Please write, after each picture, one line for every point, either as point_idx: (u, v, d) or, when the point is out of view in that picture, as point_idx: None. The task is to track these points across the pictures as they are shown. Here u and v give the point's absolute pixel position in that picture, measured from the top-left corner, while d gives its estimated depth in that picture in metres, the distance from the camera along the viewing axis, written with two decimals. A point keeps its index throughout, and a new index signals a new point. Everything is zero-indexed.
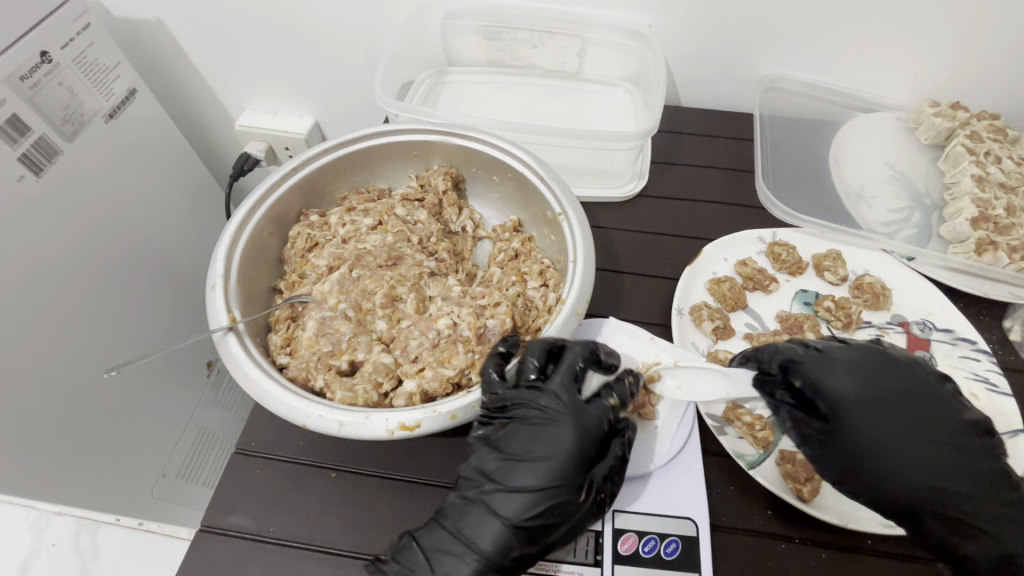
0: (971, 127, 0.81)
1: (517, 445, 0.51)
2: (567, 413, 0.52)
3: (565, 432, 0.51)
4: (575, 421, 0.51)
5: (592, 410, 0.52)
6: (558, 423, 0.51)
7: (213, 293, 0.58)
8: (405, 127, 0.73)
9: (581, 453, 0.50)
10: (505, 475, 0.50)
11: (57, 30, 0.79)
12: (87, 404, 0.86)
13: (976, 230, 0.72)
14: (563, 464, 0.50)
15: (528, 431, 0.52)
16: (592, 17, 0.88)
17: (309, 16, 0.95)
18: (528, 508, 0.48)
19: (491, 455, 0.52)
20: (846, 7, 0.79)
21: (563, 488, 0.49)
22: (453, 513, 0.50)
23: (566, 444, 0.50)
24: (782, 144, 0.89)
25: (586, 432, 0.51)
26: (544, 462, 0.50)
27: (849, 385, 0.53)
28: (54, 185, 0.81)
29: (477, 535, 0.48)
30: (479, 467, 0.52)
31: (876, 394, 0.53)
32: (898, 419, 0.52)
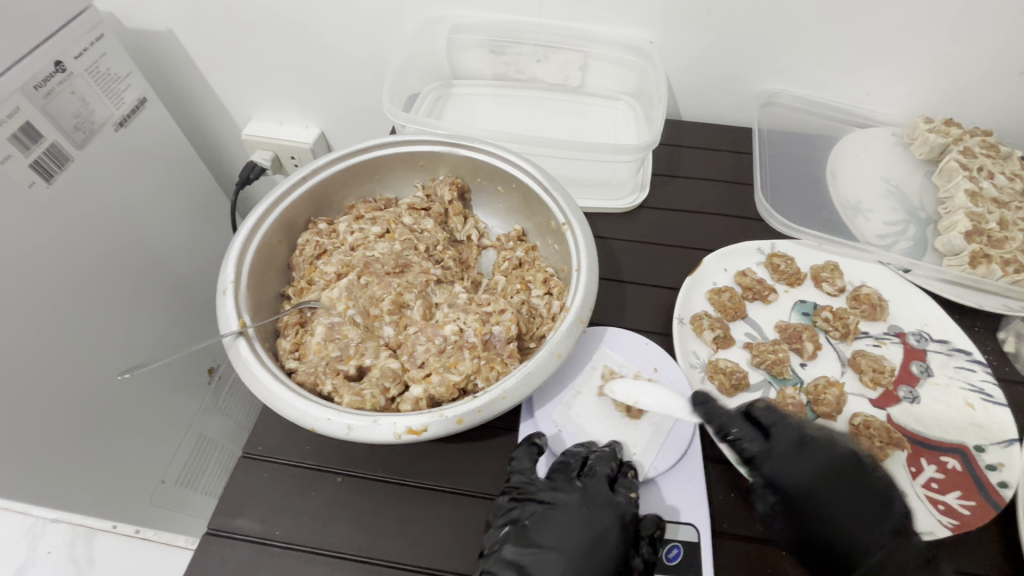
0: (964, 143, 0.83)
1: (552, 538, 0.52)
2: (602, 504, 0.54)
3: (603, 529, 0.53)
4: (609, 515, 0.53)
5: (628, 504, 0.55)
6: (594, 518, 0.53)
7: (224, 299, 0.59)
8: (412, 139, 0.75)
9: (618, 547, 0.52)
10: (536, 570, 0.51)
11: (71, 39, 0.81)
12: (94, 407, 0.87)
13: (970, 243, 0.73)
14: (599, 559, 0.51)
15: (562, 524, 0.53)
16: (595, 33, 0.91)
17: (320, 25, 0.96)
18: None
19: (520, 546, 0.52)
20: (840, 26, 0.82)
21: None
22: None
23: (606, 541, 0.52)
24: (780, 158, 0.90)
25: (626, 530, 0.53)
26: (578, 557, 0.51)
27: (802, 474, 0.54)
28: (63, 193, 0.82)
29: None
30: (511, 559, 0.51)
31: (831, 484, 0.54)
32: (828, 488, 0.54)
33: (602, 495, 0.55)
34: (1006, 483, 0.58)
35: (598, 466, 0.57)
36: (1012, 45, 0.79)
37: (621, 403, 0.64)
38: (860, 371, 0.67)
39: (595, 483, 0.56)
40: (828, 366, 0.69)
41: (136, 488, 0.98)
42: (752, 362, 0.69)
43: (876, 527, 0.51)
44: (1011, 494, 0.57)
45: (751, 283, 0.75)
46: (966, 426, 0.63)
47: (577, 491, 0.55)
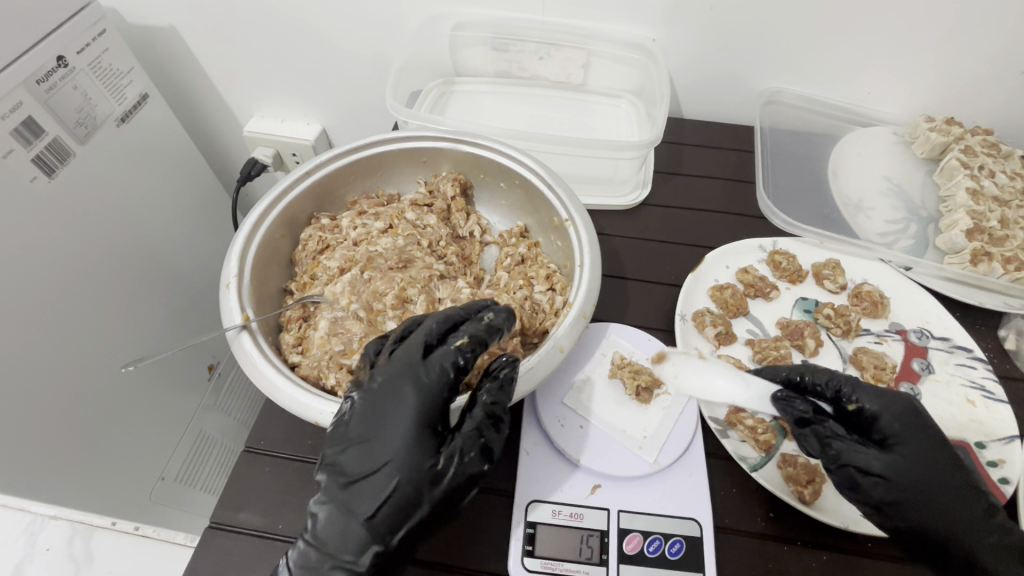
0: (965, 142, 0.84)
1: (361, 427, 0.50)
2: (403, 376, 0.51)
3: (407, 401, 0.50)
4: (414, 388, 0.50)
5: (430, 373, 0.51)
6: (398, 397, 0.50)
7: (227, 292, 0.59)
8: (415, 135, 0.75)
9: (420, 417, 0.49)
10: (350, 463, 0.49)
11: (73, 35, 0.81)
12: (95, 401, 0.88)
13: (971, 241, 0.74)
14: (400, 439, 0.49)
15: (369, 409, 0.50)
16: (598, 31, 0.91)
17: (322, 22, 0.96)
18: (379, 483, 0.48)
19: (338, 443, 0.50)
20: (842, 25, 0.82)
21: (405, 456, 0.48)
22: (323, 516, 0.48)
23: (404, 418, 0.49)
24: (781, 156, 0.91)
25: (426, 400, 0.50)
26: (382, 439, 0.49)
27: (908, 422, 0.53)
28: (65, 187, 0.82)
29: (342, 535, 0.47)
30: (328, 458, 0.50)
31: (926, 449, 0.53)
32: (929, 456, 0.52)
33: (401, 367, 0.51)
34: (1006, 480, 0.58)
35: (416, 339, 0.53)
36: (1012, 45, 0.80)
37: (630, 386, 0.63)
38: (862, 368, 0.68)
39: (407, 355, 0.52)
40: (830, 363, 0.69)
41: (136, 484, 0.98)
42: (754, 358, 0.69)
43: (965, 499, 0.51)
44: (1011, 490, 0.58)
45: (755, 280, 0.75)
46: (967, 423, 0.63)
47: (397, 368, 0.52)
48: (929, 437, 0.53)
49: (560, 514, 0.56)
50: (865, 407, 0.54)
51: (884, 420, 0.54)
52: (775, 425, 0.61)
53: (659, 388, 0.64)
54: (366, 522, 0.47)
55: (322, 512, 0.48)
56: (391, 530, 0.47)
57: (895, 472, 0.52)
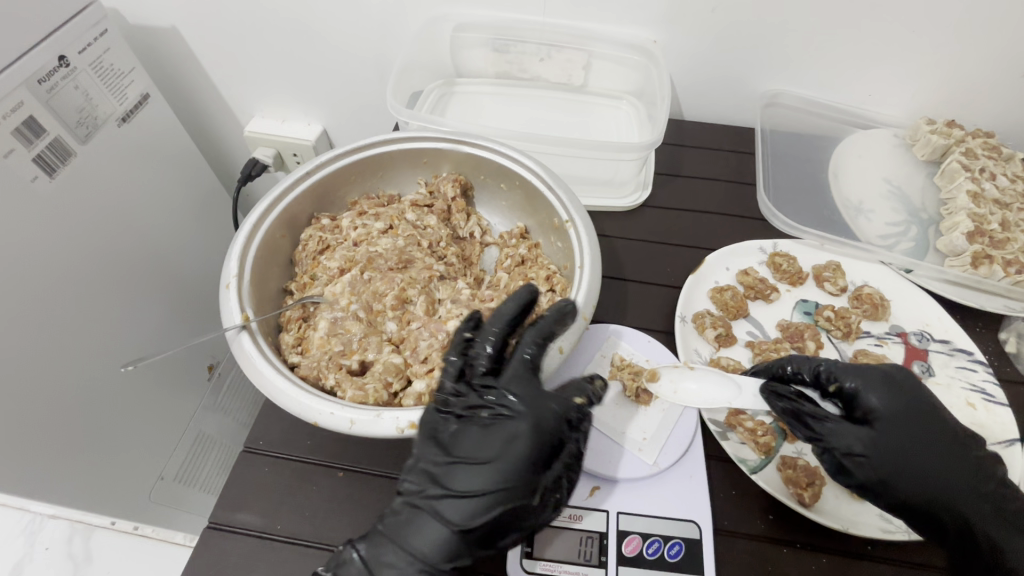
0: (966, 144, 0.84)
1: (467, 447, 0.51)
2: (519, 407, 0.51)
3: (515, 431, 0.50)
4: (526, 417, 0.50)
5: (547, 409, 0.51)
6: (508, 425, 0.50)
7: (227, 293, 0.59)
8: (416, 136, 0.75)
9: (533, 452, 0.49)
10: (448, 479, 0.49)
11: (75, 35, 0.81)
12: (95, 399, 0.88)
13: (972, 244, 0.73)
14: (508, 467, 0.49)
15: (479, 432, 0.51)
16: (599, 32, 0.91)
17: (322, 23, 0.96)
18: (478, 503, 0.48)
19: (438, 455, 0.51)
20: (843, 27, 0.82)
21: (509, 486, 0.48)
22: (406, 519, 0.49)
23: (515, 447, 0.49)
24: (782, 158, 0.90)
25: (539, 436, 0.50)
26: (491, 465, 0.49)
27: (901, 402, 0.56)
28: (65, 187, 0.82)
29: (426, 546, 0.47)
30: (425, 467, 0.51)
31: (922, 426, 0.55)
32: (923, 433, 0.54)
33: (517, 396, 0.52)
34: None
35: (520, 370, 0.54)
36: (1014, 47, 0.80)
37: (631, 387, 0.63)
38: None
39: (522, 387, 0.53)
40: None
41: (135, 483, 0.98)
42: (754, 360, 0.69)
43: (966, 472, 0.53)
44: None
45: (755, 282, 0.75)
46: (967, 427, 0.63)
47: (506, 398, 0.52)
48: (922, 414, 0.55)
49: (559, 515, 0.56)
50: (846, 385, 0.57)
51: (879, 401, 0.56)
52: (775, 427, 0.62)
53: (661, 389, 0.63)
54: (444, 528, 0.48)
55: (405, 512, 0.50)
56: (473, 547, 0.48)
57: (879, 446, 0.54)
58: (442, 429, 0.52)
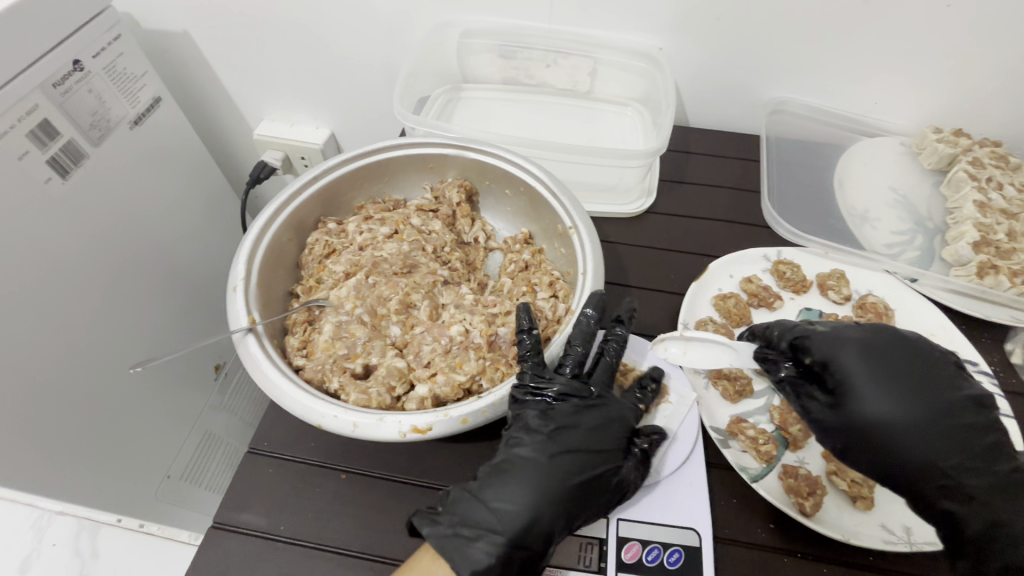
0: (973, 153, 0.83)
1: (572, 419, 0.57)
2: (609, 400, 0.60)
3: (612, 414, 0.59)
4: (616, 406, 0.60)
5: (630, 406, 0.60)
6: (605, 409, 0.59)
7: (234, 296, 0.60)
8: (422, 142, 0.76)
9: (627, 434, 0.58)
10: (557, 441, 0.56)
11: (90, 39, 0.83)
12: (107, 397, 0.89)
13: (978, 254, 0.74)
14: (608, 441, 0.57)
15: (581, 410, 0.58)
16: (605, 39, 0.91)
17: (331, 30, 0.98)
18: (586, 470, 0.55)
19: (544, 421, 0.56)
20: (850, 35, 0.82)
21: (612, 458, 0.56)
22: (516, 469, 0.54)
23: (613, 425, 0.58)
24: (787, 166, 0.90)
25: (630, 424, 0.59)
26: (595, 437, 0.57)
27: (880, 382, 0.53)
28: (77, 187, 0.83)
29: (540, 491, 0.52)
30: (533, 429, 0.56)
31: (910, 406, 0.52)
32: (909, 413, 0.52)
33: (607, 393, 0.60)
34: None
35: (607, 375, 0.61)
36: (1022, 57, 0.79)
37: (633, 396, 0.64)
38: None
39: (608, 385, 0.61)
40: None
41: (142, 482, 0.99)
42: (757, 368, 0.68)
43: (953, 454, 0.51)
44: None
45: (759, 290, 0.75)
46: None
47: (596, 390, 0.60)
48: (916, 393, 0.53)
49: None
50: (818, 357, 0.57)
51: (853, 377, 0.54)
52: (776, 435, 0.62)
53: (662, 399, 0.64)
54: (543, 479, 0.53)
55: (527, 460, 0.54)
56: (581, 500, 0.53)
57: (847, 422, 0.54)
58: (542, 403, 0.57)
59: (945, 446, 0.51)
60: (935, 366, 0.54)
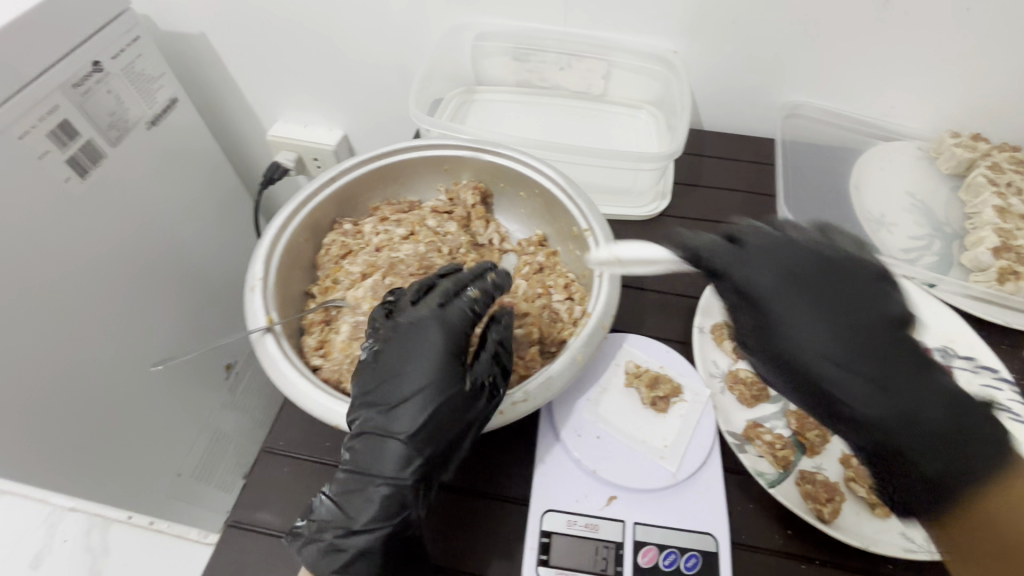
0: (992, 158, 0.82)
1: (394, 364, 0.54)
2: (432, 320, 0.56)
3: (434, 338, 0.54)
4: (422, 329, 0.55)
5: (455, 312, 0.56)
6: (423, 335, 0.55)
7: (252, 295, 0.60)
8: (438, 143, 0.77)
9: (444, 350, 0.54)
10: (386, 397, 0.53)
11: (109, 41, 0.84)
12: (120, 393, 0.90)
13: (998, 260, 0.73)
14: (432, 370, 0.53)
15: (403, 349, 0.55)
16: (619, 43, 0.91)
17: (347, 30, 0.98)
18: (415, 416, 0.52)
19: (368, 382, 0.54)
20: (867, 38, 0.82)
21: (438, 384, 0.52)
22: (364, 450, 0.52)
23: (432, 348, 0.54)
24: (803, 170, 0.90)
25: (449, 335, 0.55)
26: (416, 371, 0.53)
27: (817, 325, 0.45)
28: (96, 187, 0.84)
29: (389, 466, 0.51)
30: (362, 393, 0.53)
31: (858, 354, 0.44)
32: (875, 369, 0.43)
33: (440, 314, 0.56)
34: None
35: (442, 303, 0.57)
36: None
37: (647, 396, 0.63)
38: None
39: (432, 308, 0.57)
40: None
41: (153, 480, 1.00)
42: None
43: (933, 429, 0.42)
44: None
45: None
46: None
47: (429, 311, 0.56)
48: (874, 346, 0.44)
49: (575, 524, 0.56)
50: (750, 292, 0.48)
51: (784, 317, 0.46)
52: (794, 440, 0.61)
53: (676, 397, 0.63)
54: (397, 457, 0.51)
55: (363, 439, 0.52)
56: (428, 451, 0.51)
57: (780, 357, 0.46)
58: (376, 350, 0.56)
59: (912, 414, 0.42)
60: (881, 307, 0.45)
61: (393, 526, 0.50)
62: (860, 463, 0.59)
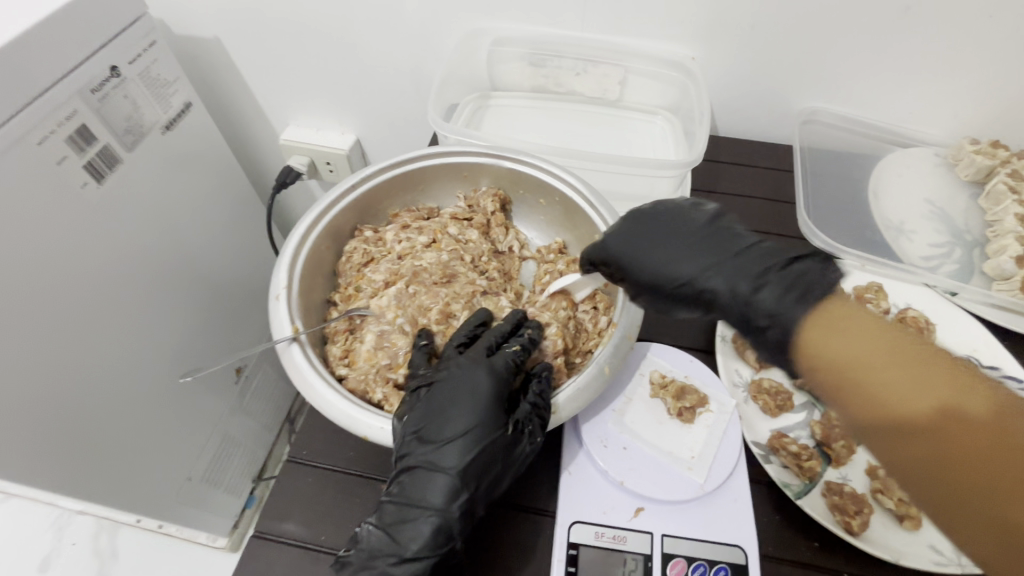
0: (1012, 165, 0.82)
1: (440, 404, 0.55)
2: (477, 362, 0.57)
3: (479, 377, 0.56)
4: (467, 372, 0.56)
5: (499, 356, 0.58)
6: (468, 376, 0.56)
7: (277, 304, 0.60)
8: (457, 150, 0.76)
9: (492, 390, 0.55)
10: (434, 435, 0.54)
11: (126, 46, 0.84)
12: (133, 399, 0.90)
13: (1021, 269, 0.72)
14: (480, 411, 0.54)
15: (449, 391, 0.56)
16: (636, 48, 0.91)
17: (361, 34, 0.98)
18: (465, 453, 0.53)
19: (417, 416, 0.55)
20: (887, 44, 0.82)
21: (488, 422, 0.54)
22: (413, 483, 0.53)
23: (480, 389, 0.55)
24: (821, 176, 0.90)
25: (496, 376, 0.56)
26: (464, 409, 0.54)
27: (658, 242, 0.59)
28: (112, 193, 0.84)
29: (438, 499, 0.51)
30: (408, 427, 0.54)
31: (711, 254, 0.56)
32: (717, 262, 0.55)
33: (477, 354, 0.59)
34: None
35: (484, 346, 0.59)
36: None
37: (673, 407, 0.62)
38: None
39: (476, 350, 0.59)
40: None
41: (164, 485, 1.00)
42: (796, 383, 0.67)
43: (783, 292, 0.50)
44: None
45: None
46: None
47: (474, 356, 0.58)
48: (717, 247, 0.56)
49: (603, 536, 0.55)
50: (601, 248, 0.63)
51: (624, 251, 0.60)
52: (818, 451, 0.61)
53: (702, 407, 0.63)
54: (443, 489, 0.52)
55: (414, 474, 0.53)
56: (478, 485, 0.52)
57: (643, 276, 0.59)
58: (422, 388, 0.57)
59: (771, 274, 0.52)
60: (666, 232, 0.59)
61: (441, 555, 0.51)
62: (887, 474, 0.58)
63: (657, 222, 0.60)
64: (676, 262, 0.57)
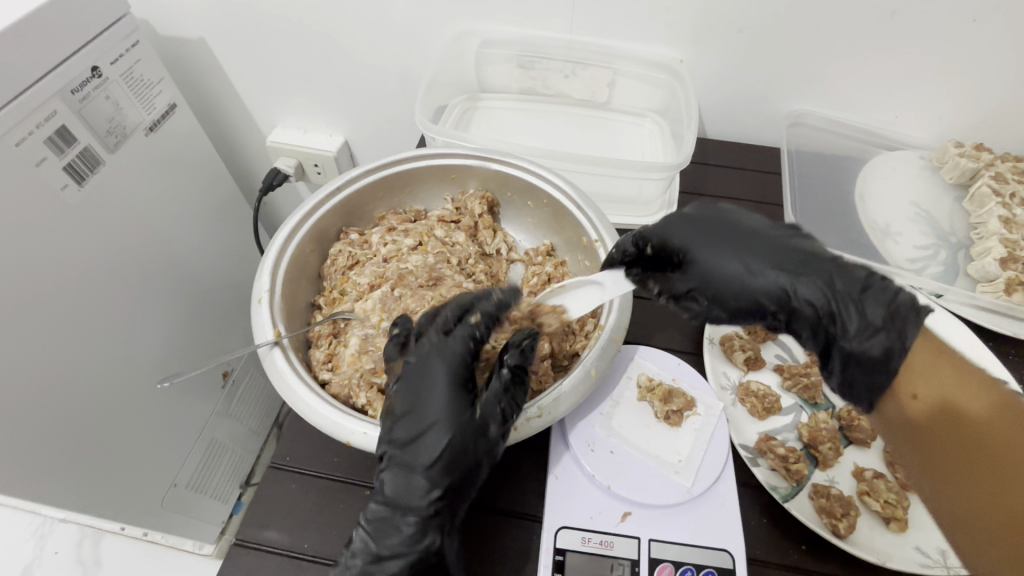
0: (995, 168, 0.83)
1: (404, 401, 0.53)
2: (433, 351, 0.54)
3: (437, 368, 0.53)
4: (425, 362, 0.54)
5: (454, 342, 0.55)
6: (426, 368, 0.53)
7: (259, 308, 0.59)
8: (444, 152, 0.76)
9: (450, 378, 0.53)
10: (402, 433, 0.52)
11: (109, 46, 0.82)
12: (115, 405, 0.88)
13: (1005, 270, 0.73)
14: (440, 403, 0.52)
15: (412, 387, 0.53)
16: (624, 51, 0.91)
17: (349, 35, 0.97)
18: (432, 451, 0.50)
19: (387, 415, 0.53)
20: (872, 47, 0.82)
21: (451, 414, 0.51)
22: (387, 483, 0.51)
23: (437, 380, 0.53)
24: (808, 178, 0.90)
25: (451, 365, 0.53)
26: (425, 403, 0.52)
27: (728, 241, 0.56)
28: (93, 194, 0.83)
29: (410, 498, 0.50)
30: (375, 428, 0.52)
31: (791, 261, 0.54)
32: (795, 266, 0.54)
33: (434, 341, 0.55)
34: None
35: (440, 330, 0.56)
36: None
37: (661, 410, 0.62)
38: None
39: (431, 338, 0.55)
40: None
41: (148, 492, 0.98)
42: (783, 385, 0.67)
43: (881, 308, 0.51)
44: None
45: None
46: None
47: (428, 343, 0.55)
48: (796, 253, 0.55)
49: (590, 542, 0.55)
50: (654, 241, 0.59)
51: (692, 251, 0.57)
52: (805, 453, 0.61)
53: (690, 410, 0.62)
54: (416, 489, 0.50)
55: (387, 475, 0.51)
56: (452, 482, 0.50)
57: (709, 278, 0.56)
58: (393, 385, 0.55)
59: (855, 289, 0.52)
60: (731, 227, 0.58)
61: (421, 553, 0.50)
62: (874, 477, 0.58)
63: (725, 224, 0.58)
64: (754, 267, 0.54)
